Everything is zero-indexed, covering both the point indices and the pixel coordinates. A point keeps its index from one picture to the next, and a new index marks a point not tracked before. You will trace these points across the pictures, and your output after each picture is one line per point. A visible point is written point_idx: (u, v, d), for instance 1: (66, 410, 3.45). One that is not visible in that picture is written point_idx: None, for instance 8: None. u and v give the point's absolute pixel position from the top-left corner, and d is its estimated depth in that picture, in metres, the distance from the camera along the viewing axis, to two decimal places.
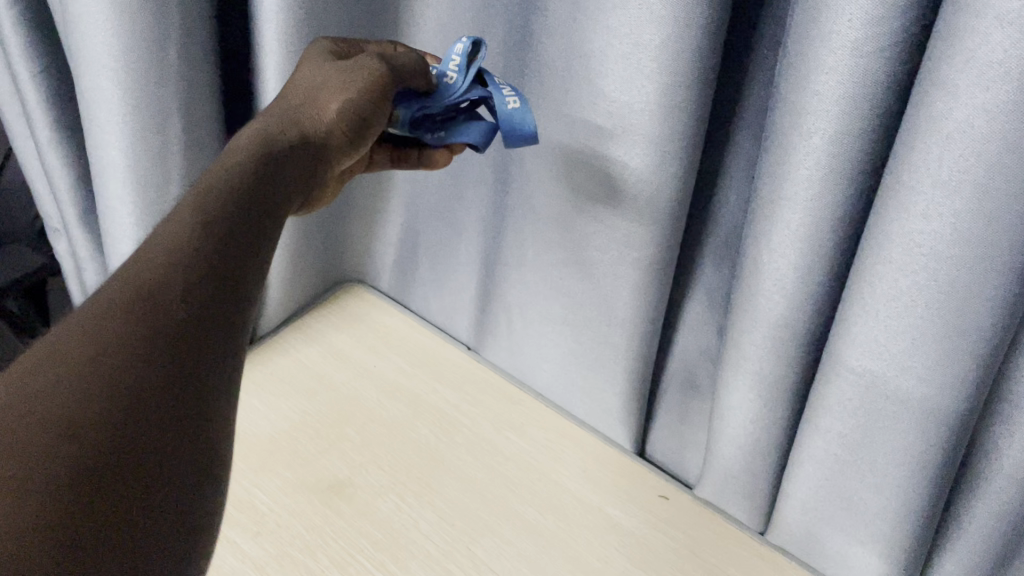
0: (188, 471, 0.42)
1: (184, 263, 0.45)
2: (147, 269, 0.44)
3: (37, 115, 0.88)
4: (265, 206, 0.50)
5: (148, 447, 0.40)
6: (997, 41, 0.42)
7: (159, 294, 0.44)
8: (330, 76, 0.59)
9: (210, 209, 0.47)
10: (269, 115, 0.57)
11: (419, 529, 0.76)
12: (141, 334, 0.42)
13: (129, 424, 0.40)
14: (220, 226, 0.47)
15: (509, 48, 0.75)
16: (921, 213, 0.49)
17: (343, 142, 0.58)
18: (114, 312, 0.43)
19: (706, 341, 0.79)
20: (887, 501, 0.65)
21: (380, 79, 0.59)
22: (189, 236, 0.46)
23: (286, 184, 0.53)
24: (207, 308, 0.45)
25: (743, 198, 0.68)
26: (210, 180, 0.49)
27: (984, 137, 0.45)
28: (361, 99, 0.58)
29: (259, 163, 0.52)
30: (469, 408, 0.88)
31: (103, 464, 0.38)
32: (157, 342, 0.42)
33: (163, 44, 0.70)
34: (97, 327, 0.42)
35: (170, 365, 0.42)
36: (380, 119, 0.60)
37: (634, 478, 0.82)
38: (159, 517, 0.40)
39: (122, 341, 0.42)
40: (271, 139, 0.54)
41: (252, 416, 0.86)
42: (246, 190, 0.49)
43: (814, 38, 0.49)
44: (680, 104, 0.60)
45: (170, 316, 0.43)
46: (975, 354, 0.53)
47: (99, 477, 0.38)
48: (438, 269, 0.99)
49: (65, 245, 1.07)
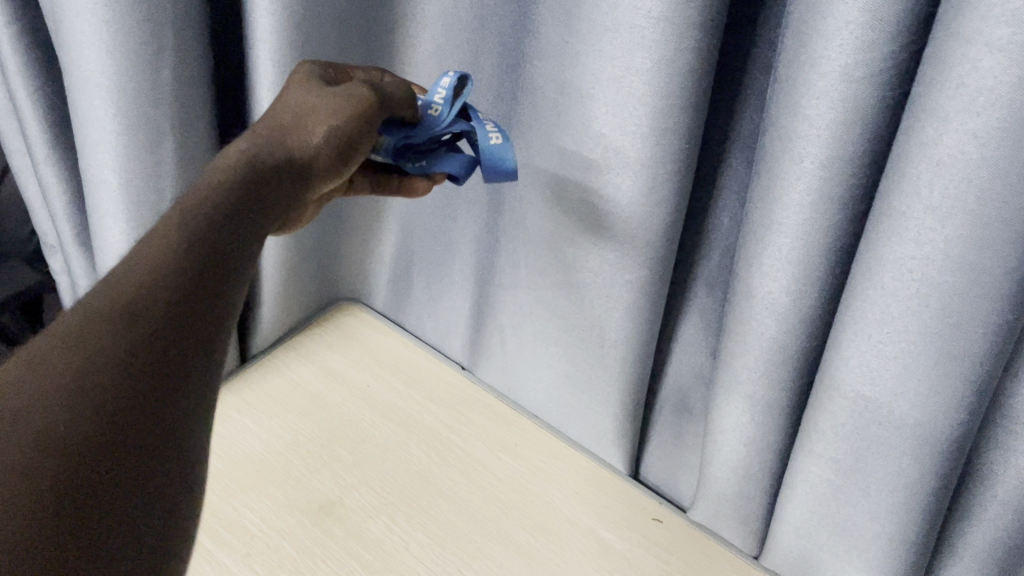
0: (167, 486, 0.41)
1: (169, 275, 0.44)
2: (132, 280, 0.44)
3: (34, 135, 0.88)
4: (249, 223, 0.50)
5: (128, 463, 0.40)
6: (987, 68, 0.42)
7: (143, 307, 0.43)
8: (320, 99, 0.59)
9: (196, 224, 0.47)
10: (257, 135, 0.57)
11: (409, 550, 0.75)
12: (124, 347, 0.41)
13: (106, 442, 0.39)
14: (205, 238, 0.46)
15: (504, 70, 0.75)
16: (913, 238, 0.49)
17: (329, 166, 0.58)
18: (97, 326, 0.42)
19: (699, 363, 0.78)
20: (880, 527, 0.64)
21: (369, 104, 0.59)
22: (175, 246, 0.45)
23: (270, 204, 0.53)
24: (190, 320, 0.44)
25: (735, 220, 0.68)
26: (196, 197, 0.49)
27: (975, 163, 0.45)
28: (349, 123, 0.58)
29: (243, 183, 0.51)
30: (461, 428, 0.88)
31: (81, 483, 0.38)
32: (141, 357, 0.41)
33: (157, 65, 0.70)
34: (83, 338, 0.41)
35: (154, 381, 0.41)
36: (369, 143, 0.60)
37: (625, 500, 0.82)
38: (136, 534, 0.39)
39: (106, 355, 0.41)
40: (257, 159, 0.54)
41: (243, 435, 0.85)
42: (230, 207, 0.49)
43: (805, 64, 0.49)
44: (672, 127, 0.60)
45: (151, 326, 0.42)
46: (968, 380, 0.53)
47: (74, 497, 0.37)
48: (433, 288, 0.99)
49: (60, 261, 1.06)
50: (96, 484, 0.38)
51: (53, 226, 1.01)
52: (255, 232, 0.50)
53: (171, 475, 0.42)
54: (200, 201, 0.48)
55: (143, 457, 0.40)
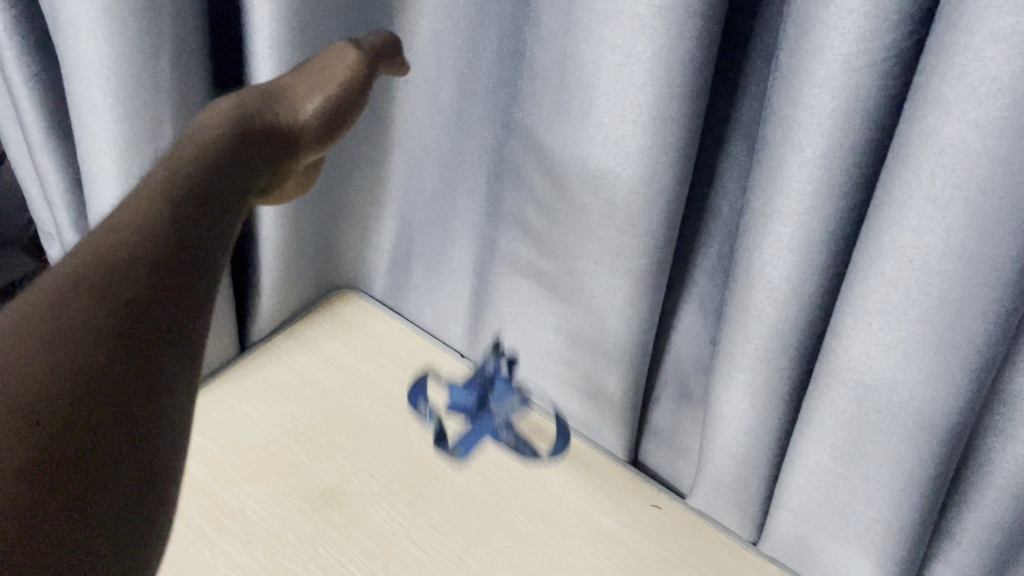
0: (164, 456, 0.35)
1: (157, 224, 0.39)
2: (118, 232, 0.38)
3: (31, 123, 0.87)
4: (247, 176, 0.47)
5: (116, 433, 0.34)
6: (989, 57, 0.42)
7: (131, 256, 0.37)
8: (308, 77, 0.60)
9: (190, 174, 0.43)
10: (248, 91, 0.55)
11: (409, 537, 0.76)
12: (109, 305, 0.36)
13: (94, 404, 0.33)
14: (200, 187, 0.42)
15: (504, 57, 0.75)
16: (913, 228, 0.49)
17: (321, 134, 0.58)
18: (77, 283, 0.36)
19: (698, 350, 0.79)
20: (878, 513, 0.65)
21: (356, 77, 0.61)
22: (168, 195, 0.41)
23: (263, 159, 0.51)
24: (181, 270, 0.38)
25: (735, 208, 0.68)
26: (193, 146, 0.45)
27: (977, 153, 0.45)
28: (337, 98, 0.59)
29: (240, 134, 0.50)
30: (459, 414, 0.88)
31: (79, 459, 0.32)
32: (126, 314, 0.36)
33: (155, 52, 0.70)
34: (64, 299, 0.35)
35: (148, 334, 0.36)
36: (354, 120, 0.61)
37: (625, 486, 0.82)
38: (107, 520, 0.32)
39: (89, 312, 0.35)
40: (251, 114, 0.52)
41: (243, 423, 0.85)
42: (226, 157, 0.46)
43: (806, 52, 0.49)
44: (673, 116, 0.60)
45: (140, 276, 0.37)
46: (967, 369, 0.53)
47: (55, 480, 0.31)
48: (432, 276, 0.99)
49: (58, 250, 1.06)
50: (87, 460, 0.32)
51: (51, 214, 1.00)
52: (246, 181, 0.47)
53: (170, 444, 0.36)
54: (198, 150, 0.45)
55: (127, 432, 0.34)
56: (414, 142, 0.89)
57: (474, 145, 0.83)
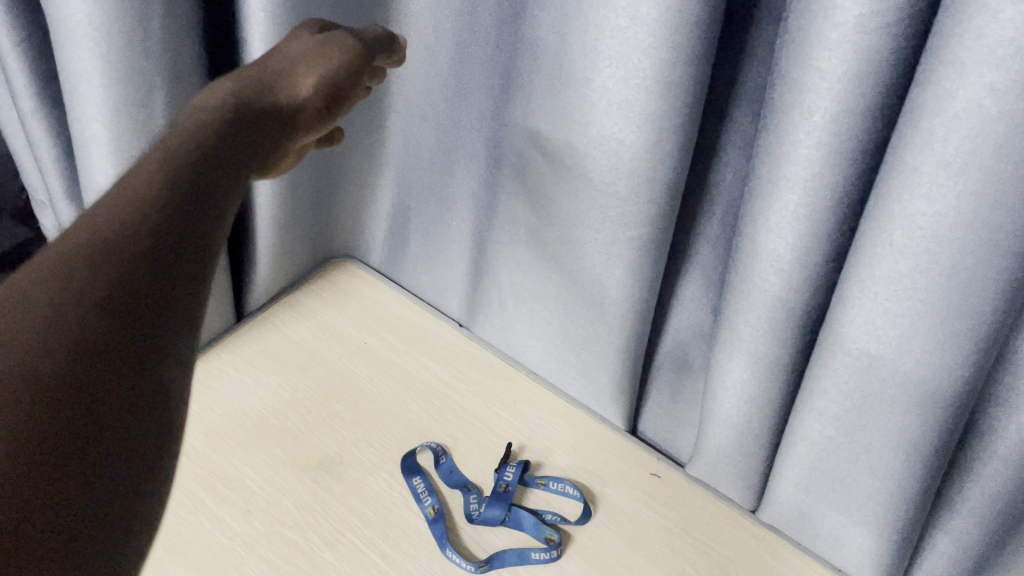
0: (147, 440, 0.35)
1: (150, 214, 0.39)
2: (112, 219, 0.39)
3: (20, 88, 0.85)
4: (239, 155, 0.47)
5: (109, 409, 0.34)
6: (1008, 18, 0.41)
7: (125, 242, 0.38)
8: (307, 50, 0.58)
9: (176, 162, 0.43)
10: (244, 78, 0.55)
11: (408, 505, 0.75)
12: (91, 298, 0.36)
13: (92, 379, 0.34)
14: (184, 177, 0.42)
15: (504, 21, 0.73)
16: (924, 195, 0.48)
17: (316, 117, 0.57)
18: (77, 262, 0.37)
19: (699, 320, 0.78)
20: (879, 482, 0.65)
21: (357, 56, 0.59)
22: (153, 186, 0.41)
23: (258, 144, 0.51)
24: (174, 258, 0.39)
25: (740, 175, 0.67)
26: (179, 134, 0.45)
27: (992, 117, 0.44)
28: (336, 76, 0.58)
29: (229, 122, 0.49)
30: (458, 384, 0.87)
31: (70, 444, 0.33)
32: (113, 310, 0.36)
33: (146, 14, 0.68)
34: (62, 278, 0.36)
35: (140, 319, 0.37)
36: (352, 95, 0.60)
37: (624, 456, 0.82)
38: (96, 500, 0.33)
39: (84, 294, 0.36)
40: (244, 101, 0.52)
41: (241, 391, 0.85)
42: (215, 137, 0.47)
43: (817, 14, 0.48)
44: (677, 81, 0.59)
45: (134, 261, 0.38)
46: (974, 338, 0.53)
47: (45, 469, 0.31)
48: (430, 245, 0.98)
49: (50, 218, 1.05)
50: (76, 451, 0.33)
51: (42, 181, 0.99)
52: (237, 162, 0.47)
53: (154, 429, 0.36)
54: (183, 137, 0.45)
55: (112, 421, 0.34)
56: (412, 108, 0.87)
57: (473, 112, 0.82)
